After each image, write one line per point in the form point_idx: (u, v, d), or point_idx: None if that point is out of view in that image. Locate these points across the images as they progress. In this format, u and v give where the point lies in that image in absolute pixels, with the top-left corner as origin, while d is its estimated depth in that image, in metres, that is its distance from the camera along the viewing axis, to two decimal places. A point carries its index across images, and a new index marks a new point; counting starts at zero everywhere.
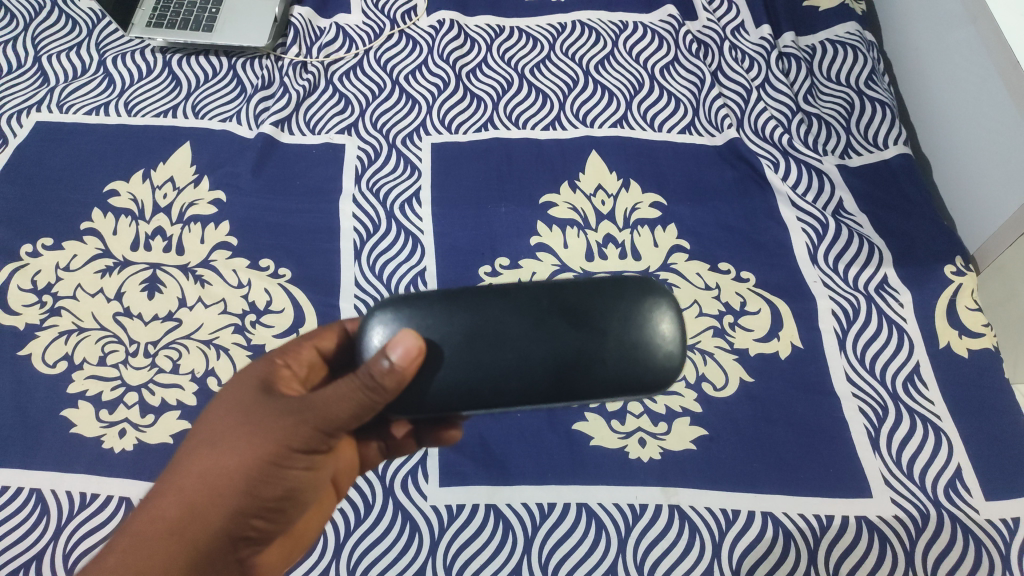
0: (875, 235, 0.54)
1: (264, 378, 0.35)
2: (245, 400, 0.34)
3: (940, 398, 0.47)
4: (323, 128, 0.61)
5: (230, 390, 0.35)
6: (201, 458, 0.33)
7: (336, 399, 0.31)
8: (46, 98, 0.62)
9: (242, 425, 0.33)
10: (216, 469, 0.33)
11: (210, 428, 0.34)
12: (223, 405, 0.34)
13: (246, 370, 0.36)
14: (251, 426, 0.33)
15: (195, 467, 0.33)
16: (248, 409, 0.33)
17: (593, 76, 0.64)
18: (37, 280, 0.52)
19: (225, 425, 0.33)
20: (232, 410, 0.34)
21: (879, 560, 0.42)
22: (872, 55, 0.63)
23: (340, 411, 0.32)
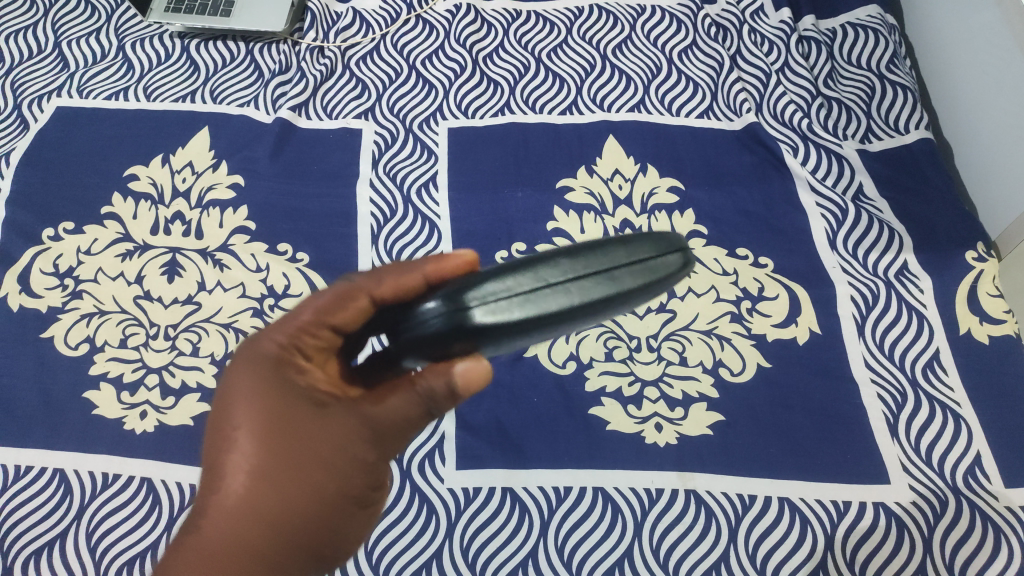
0: (895, 220, 0.54)
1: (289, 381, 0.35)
2: (295, 422, 0.35)
3: (960, 385, 0.47)
4: (341, 113, 0.61)
5: (263, 404, 0.35)
6: (265, 493, 0.34)
7: (404, 417, 0.34)
8: (66, 84, 0.63)
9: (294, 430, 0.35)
10: (285, 501, 0.34)
11: (265, 457, 0.34)
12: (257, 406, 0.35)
13: (262, 357, 0.35)
14: (317, 452, 0.35)
15: (260, 501, 0.34)
16: (304, 432, 0.35)
17: (611, 61, 0.64)
18: (59, 263, 0.53)
19: (285, 452, 0.34)
20: (285, 435, 0.34)
21: (896, 546, 0.42)
22: (894, 39, 0.62)
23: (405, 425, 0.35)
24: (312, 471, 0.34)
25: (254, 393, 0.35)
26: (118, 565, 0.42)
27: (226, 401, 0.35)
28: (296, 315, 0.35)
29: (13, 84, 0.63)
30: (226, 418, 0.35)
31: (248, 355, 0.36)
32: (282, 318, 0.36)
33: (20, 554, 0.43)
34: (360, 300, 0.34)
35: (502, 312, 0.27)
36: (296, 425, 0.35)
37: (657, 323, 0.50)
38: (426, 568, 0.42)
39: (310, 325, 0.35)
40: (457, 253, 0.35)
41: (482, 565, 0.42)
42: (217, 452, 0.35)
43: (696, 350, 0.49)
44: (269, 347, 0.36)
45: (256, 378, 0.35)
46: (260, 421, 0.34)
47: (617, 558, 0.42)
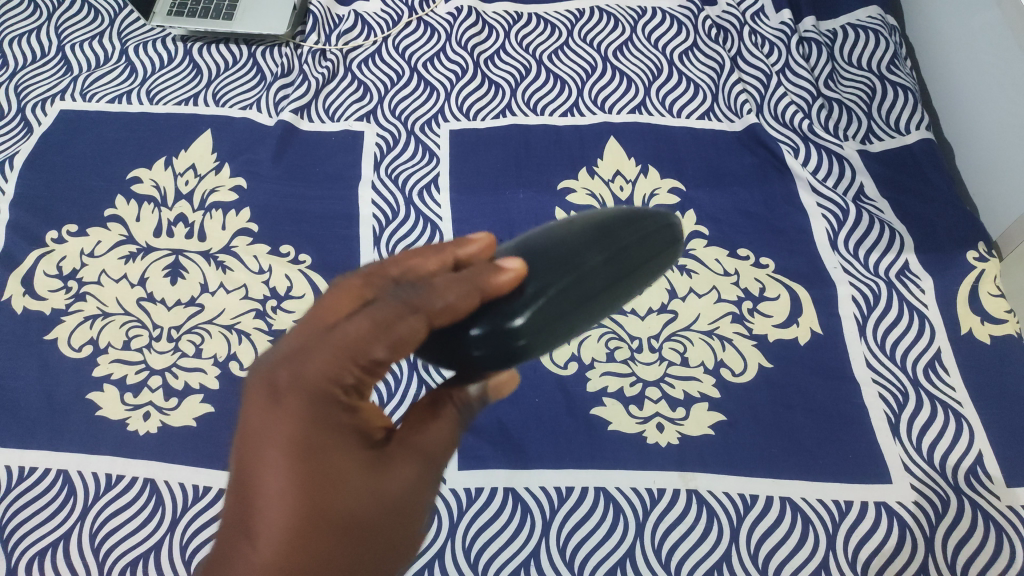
0: (896, 220, 0.54)
1: (334, 421, 0.28)
2: (347, 474, 0.28)
3: (961, 384, 0.47)
4: (343, 115, 0.62)
5: (308, 459, 0.28)
6: (312, 560, 0.27)
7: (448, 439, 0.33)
8: (69, 87, 0.63)
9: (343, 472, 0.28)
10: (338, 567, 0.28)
11: (309, 523, 0.27)
12: (297, 441, 0.28)
13: (305, 381, 0.28)
14: (370, 503, 0.29)
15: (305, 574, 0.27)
16: (352, 485, 0.28)
17: (612, 63, 0.64)
18: (62, 265, 0.53)
19: (332, 513, 0.28)
20: (334, 492, 0.28)
21: (898, 546, 0.42)
22: (895, 40, 0.62)
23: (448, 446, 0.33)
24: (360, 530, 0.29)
25: (291, 443, 0.28)
26: (123, 565, 0.43)
27: (248, 452, 0.28)
28: (324, 350, 0.28)
29: (17, 87, 0.63)
30: (252, 474, 0.28)
31: (271, 394, 0.28)
32: (304, 343, 0.29)
33: (24, 554, 0.43)
34: (416, 319, 0.29)
35: (539, 310, 0.29)
36: (347, 479, 0.28)
37: (659, 324, 0.50)
38: (428, 568, 0.43)
39: (351, 351, 0.28)
40: (474, 239, 0.33)
41: (484, 566, 0.43)
42: (237, 512, 0.28)
43: (697, 351, 0.49)
44: (297, 383, 0.28)
45: (293, 424, 0.28)
46: (301, 480, 0.27)
47: (619, 558, 0.43)
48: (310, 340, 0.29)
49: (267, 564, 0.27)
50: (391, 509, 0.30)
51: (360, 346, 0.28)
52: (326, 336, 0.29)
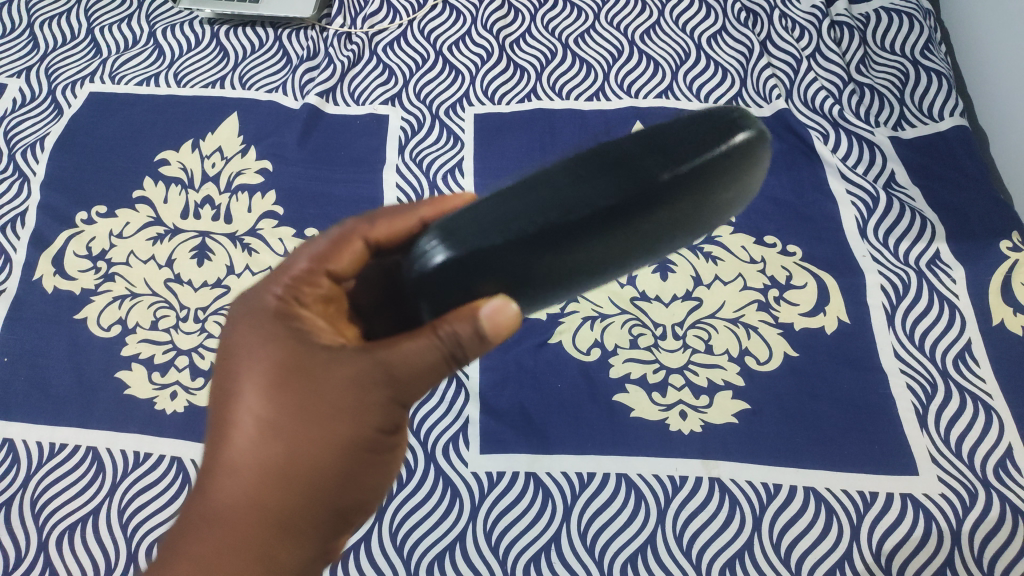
0: (927, 209, 0.53)
1: (292, 338, 0.34)
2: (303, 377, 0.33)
3: (991, 376, 0.46)
4: (368, 99, 0.62)
5: (264, 370, 0.33)
6: (275, 448, 0.32)
7: (421, 360, 0.30)
8: (99, 70, 0.64)
9: (309, 403, 0.32)
10: (299, 463, 0.32)
11: (261, 419, 0.33)
12: (269, 390, 0.33)
13: (264, 331, 0.34)
14: (319, 402, 0.32)
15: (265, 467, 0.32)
16: (309, 390, 0.32)
17: (639, 46, 0.63)
18: (92, 246, 0.53)
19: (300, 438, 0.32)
20: (291, 393, 0.32)
21: (924, 538, 0.41)
22: (929, 24, 0.61)
23: (425, 371, 0.31)
24: (312, 431, 0.32)
25: (260, 358, 0.34)
26: (151, 541, 0.43)
27: (230, 366, 0.35)
28: (291, 265, 0.36)
29: (47, 69, 0.64)
30: (227, 390, 0.34)
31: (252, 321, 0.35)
32: (270, 276, 0.37)
33: (55, 529, 0.44)
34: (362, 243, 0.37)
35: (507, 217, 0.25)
36: (308, 378, 0.32)
37: (683, 311, 0.50)
38: (450, 550, 0.43)
39: (299, 260, 0.36)
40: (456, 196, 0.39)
41: (505, 549, 0.43)
42: (223, 428, 0.34)
43: (722, 339, 0.49)
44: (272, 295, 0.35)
45: (262, 340, 0.34)
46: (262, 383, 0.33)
47: (640, 544, 0.42)
48: (274, 274, 0.37)
49: (240, 456, 0.33)
50: (351, 412, 0.32)
51: (304, 257, 0.36)
52: (286, 264, 0.37)
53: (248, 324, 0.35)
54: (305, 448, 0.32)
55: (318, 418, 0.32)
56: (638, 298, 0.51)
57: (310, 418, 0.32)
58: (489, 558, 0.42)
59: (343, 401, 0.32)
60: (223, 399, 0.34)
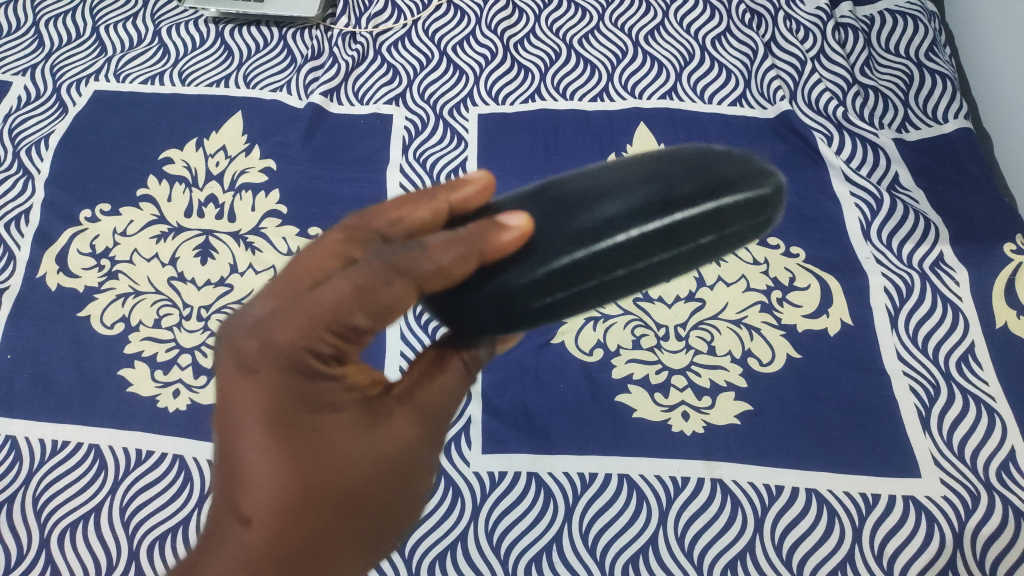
0: (931, 211, 0.53)
1: (332, 393, 0.31)
2: (339, 436, 0.31)
3: (995, 379, 0.46)
4: (372, 98, 0.62)
5: (307, 431, 0.30)
6: (315, 509, 0.30)
7: (448, 396, 0.34)
8: (103, 68, 0.64)
9: (368, 458, 0.31)
10: (334, 519, 0.31)
11: (288, 485, 0.30)
12: (322, 453, 0.30)
13: (297, 386, 0.30)
14: (356, 460, 0.31)
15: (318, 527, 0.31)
16: (365, 444, 0.31)
17: (643, 47, 0.63)
18: (95, 244, 0.54)
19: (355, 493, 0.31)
20: (328, 454, 0.30)
21: (927, 540, 0.41)
22: (934, 27, 0.61)
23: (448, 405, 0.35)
24: (349, 489, 0.31)
25: (280, 418, 0.30)
26: (152, 539, 0.43)
27: (230, 415, 0.30)
28: (322, 305, 0.28)
29: (52, 67, 0.64)
30: (230, 437, 0.31)
31: (256, 370, 0.30)
32: (275, 307, 0.29)
33: (57, 526, 0.44)
34: (404, 285, 0.28)
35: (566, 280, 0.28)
36: (361, 433, 0.31)
37: (686, 312, 0.50)
38: (451, 550, 0.43)
39: (317, 301, 0.28)
40: (471, 183, 0.33)
41: (507, 548, 0.43)
42: (229, 475, 0.31)
43: (724, 339, 0.49)
44: (283, 343, 0.29)
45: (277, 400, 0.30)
46: (285, 445, 0.30)
47: (641, 544, 0.42)
48: (281, 303, 0.29)
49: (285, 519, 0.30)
50: (389, 465, 0.32)
51: (325, 298, 0.28)
52: (304, 299, 0.29)
53: (252, 374, 0.30)
54: (340, 506, 0.31)
55: (377, 472, 0.32)
56: (641, 298, 0.51)
57: (362, 473, 0.31)
58: (491, 558, 0.42)
59: (382, 455, 0.32)
60: (223, 441, 0.31)
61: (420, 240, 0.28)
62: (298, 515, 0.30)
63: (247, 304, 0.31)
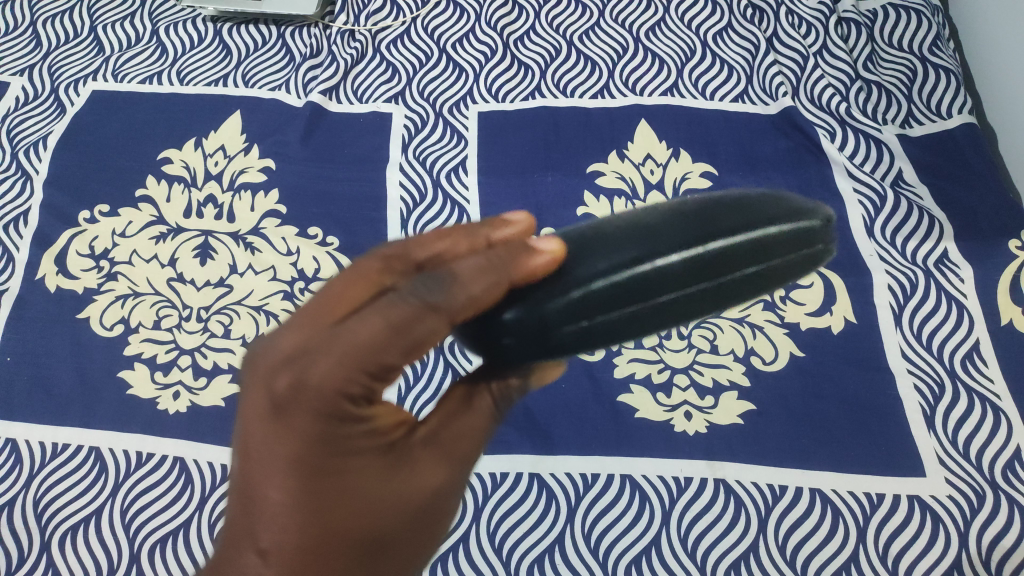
0: (935, 207, 0.53)
1: (361, 437, 0.29)
2: (363, 479, 0.29)
3: (1000, 377, 0.46)
4: (371, 97, 0.61)
5: (333, 475, 0.28)
6: (333, 556, 0.29)
7: (470, 435, 0.33)
8: (101, 68, 0.63)
9: (392, 505, 0.30)
10: (355, 557, 0.30)
11: (310, 524, 0.28)
12: (347, 497, 0.29)
13: (325, 429, 0.27)
14: (377, 500, 0.29)
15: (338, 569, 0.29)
16: (392, 489, 0.30)
17: (644, 43, 0.63)
18: (94, 245, 0.53)
19: (375, 536, 0.30)
20: (353, 501, 0.29)
21: (931, 540, 0.41)
22: (938, 20, 0.61)
23: (469, 443, 0.33)
24: (370, 530, 0.30)
25: (304, 463, 0.28)
26: (153, 542, 0.43)
27: (249, 452, 0.28)
28: (355, 340, 0.26)
29: (50, 67, 0.64)
30: (251, 473, 0.28)
31: (282, 412, 0.27)
32: (303, 345, 0.27)
33: (57, 529, 0.44)
34: (437, 321, 0.27)
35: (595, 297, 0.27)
36: (387, 479, 0.30)
37: None
38: (453, 551, 0.42)
39: (348, 345, 0.26)
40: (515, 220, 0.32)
41: (509, 550, 0.42)
42: (243, 507, 0.29)
43: (727, 338, 0.48)
44: (315, 387, 0.27)
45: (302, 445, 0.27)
46: (307, 488, 0.28)
47: (644, 546, 0.42)
48: (305, 340, 0.27)
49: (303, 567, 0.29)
50: (412, 509, 0.31)
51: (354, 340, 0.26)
52: (331, 337, 0.27)
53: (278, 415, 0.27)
54: (364, 544, 0.30)
55: (399, 516, 0.30)
56: None
57: (380, 523, 0.30)
58: (493, 559, 0.42)
59: (403, 497, 0.30)
60: (239, 472, 0.29)
61: (449, 272, 0.28)
62: (316, 554, 0.29)
63: (267, 336, 0.28)
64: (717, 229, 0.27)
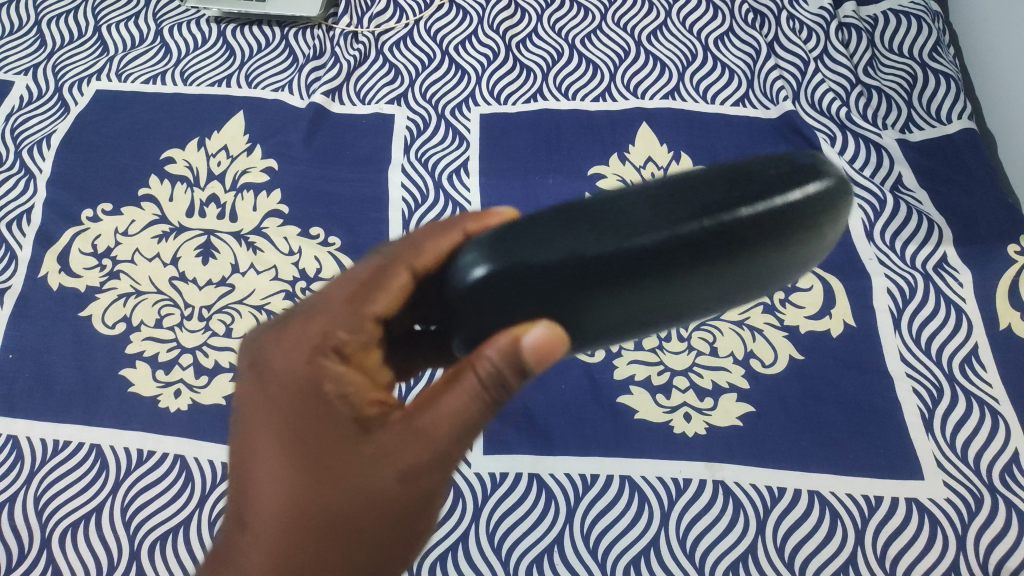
0: (934, 211, 0.53)
1: (330, 397, 0.31)
2: (330, 439, 0.31)
3: (998, 381, 0.46)
4: (374, 98, 0.61)
5: (299, 431, 0.31)
6: (303, 514, 0.31)
7: (467, 417, 0.31)
8: (105, 68, 0.64)
9: (360, 472, 0.31)
10: (326, 522, 0.31)
11: (283, 481, 0.31)
12: (309, 454, 0.31)
13: (294, 384, 0.32)
14: (360, 492, 0.31)
15: (308, 529, 0.31)
16: (358, 456, 0.31)
17: (645, 47, 0.63)
18: (97, 243, 0.54)
19: (342, 501, 0.31)
20: (320, 460, 0.31)
21: (929, 543, 0.41)
22: (938, 27, 0.61)
23: (469, 427, 0.31)
24: (339, 493, 0.31)
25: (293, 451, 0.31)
26: (153, 540, 0.43)
27: (248, 417, 0.33)
28: (328, 296, 0.32)
29: (55, 66, 0.64)
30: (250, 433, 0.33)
31: (266, 372, 0.32)
32: (292, 316, 0.33)
33: (58, 526, 0.44)
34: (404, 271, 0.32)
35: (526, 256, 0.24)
36: (355, 444, 0.31)
37: None
38: (452, 551, 0.43)
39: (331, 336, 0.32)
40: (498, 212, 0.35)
41: (508, 550, 0.43)
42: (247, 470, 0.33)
43: (727, 341, 0.48)
44: (290, 347, 0.32)
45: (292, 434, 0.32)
46: (282, 444, 0.32)
47: (643, 546, 0.42)
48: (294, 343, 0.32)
49: (274, 521, 0.32)
50: (386, 480, 0.31)
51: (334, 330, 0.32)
52: (311, 304, 0.33)
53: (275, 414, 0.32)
54: (334, 508, 0.31)
55: (367, 484, 0.31)
56: None
57: (347, 488, 0.31)
58: (491, 559, 0.42)
59: (374, 463, 0.31)
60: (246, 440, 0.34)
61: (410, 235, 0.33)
62: (288, 509, 0.31)
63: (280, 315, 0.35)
64: (695, 190, 0.23)
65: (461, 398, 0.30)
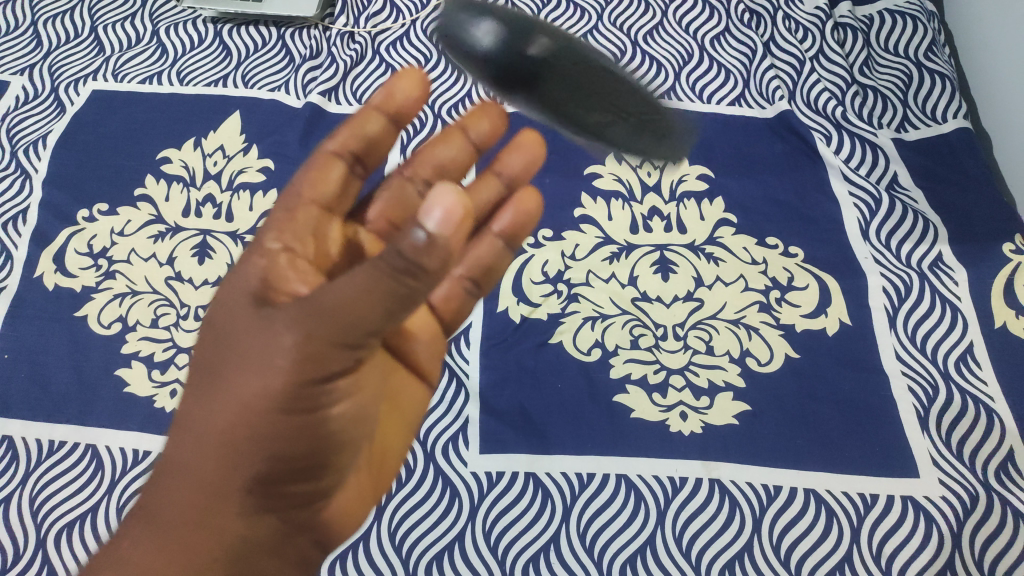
0: (930, 210, 0.53)
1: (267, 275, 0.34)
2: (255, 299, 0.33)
3: (993, 379, 0.46)
4: (370, 98, 0.62)
5: (237, 297, 0.34)
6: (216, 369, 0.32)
7: (353, 295, 0.27)
8: (101, 68, 0.64)
9: (258, 331, 0.31)
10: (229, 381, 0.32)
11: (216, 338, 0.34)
12: (237, 311, 0.33)
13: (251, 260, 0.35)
14: (254, 349, 0.31)
15: (214, 389, 0.32)
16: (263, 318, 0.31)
17: (642, 47, 0.63)
18: (93, 244, 0.53)
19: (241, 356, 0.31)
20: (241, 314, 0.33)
21: (924, 541, 0.41)
22: (933, 27, 0.61)
23: (357, 306, 0.27)
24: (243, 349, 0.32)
25: (254, 379, 0.31)
26: None
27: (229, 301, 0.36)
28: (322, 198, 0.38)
29: (51, 67, 0.64)
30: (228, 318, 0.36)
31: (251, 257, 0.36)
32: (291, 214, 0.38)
33: (53, 526, 0.44)
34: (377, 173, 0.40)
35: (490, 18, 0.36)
36: (266, 308, 0.32)
37: (684, 312, 0.50)
38: (449, 550, 0.42)
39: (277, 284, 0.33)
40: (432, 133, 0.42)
41: (504, 548, 0.42)
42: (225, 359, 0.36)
43: (723, 340, 0.48)
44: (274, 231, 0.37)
45: (245, 366, 0.31)
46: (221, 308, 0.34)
47: (639, 545, 0.42)
48: (240, 297, 0.33)
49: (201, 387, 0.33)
50: (275, 343, 0.30)
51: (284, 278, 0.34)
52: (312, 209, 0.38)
53: (222, 361, 0.32)
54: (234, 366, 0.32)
55: (258, 342, 0.31)
56: (639, 299, 0.51)
57: (246, 345, 0.31)
58: (488, 558, 0.42)
59: (271, 323, 0.31)
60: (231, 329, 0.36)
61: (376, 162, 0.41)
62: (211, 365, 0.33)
63: None
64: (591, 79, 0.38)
65: (364, 277, 0.27)
